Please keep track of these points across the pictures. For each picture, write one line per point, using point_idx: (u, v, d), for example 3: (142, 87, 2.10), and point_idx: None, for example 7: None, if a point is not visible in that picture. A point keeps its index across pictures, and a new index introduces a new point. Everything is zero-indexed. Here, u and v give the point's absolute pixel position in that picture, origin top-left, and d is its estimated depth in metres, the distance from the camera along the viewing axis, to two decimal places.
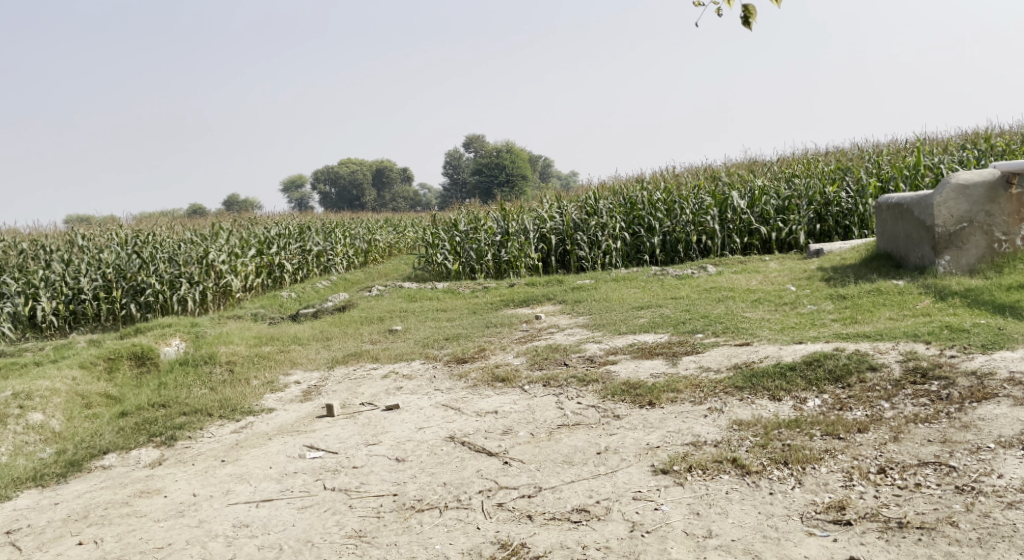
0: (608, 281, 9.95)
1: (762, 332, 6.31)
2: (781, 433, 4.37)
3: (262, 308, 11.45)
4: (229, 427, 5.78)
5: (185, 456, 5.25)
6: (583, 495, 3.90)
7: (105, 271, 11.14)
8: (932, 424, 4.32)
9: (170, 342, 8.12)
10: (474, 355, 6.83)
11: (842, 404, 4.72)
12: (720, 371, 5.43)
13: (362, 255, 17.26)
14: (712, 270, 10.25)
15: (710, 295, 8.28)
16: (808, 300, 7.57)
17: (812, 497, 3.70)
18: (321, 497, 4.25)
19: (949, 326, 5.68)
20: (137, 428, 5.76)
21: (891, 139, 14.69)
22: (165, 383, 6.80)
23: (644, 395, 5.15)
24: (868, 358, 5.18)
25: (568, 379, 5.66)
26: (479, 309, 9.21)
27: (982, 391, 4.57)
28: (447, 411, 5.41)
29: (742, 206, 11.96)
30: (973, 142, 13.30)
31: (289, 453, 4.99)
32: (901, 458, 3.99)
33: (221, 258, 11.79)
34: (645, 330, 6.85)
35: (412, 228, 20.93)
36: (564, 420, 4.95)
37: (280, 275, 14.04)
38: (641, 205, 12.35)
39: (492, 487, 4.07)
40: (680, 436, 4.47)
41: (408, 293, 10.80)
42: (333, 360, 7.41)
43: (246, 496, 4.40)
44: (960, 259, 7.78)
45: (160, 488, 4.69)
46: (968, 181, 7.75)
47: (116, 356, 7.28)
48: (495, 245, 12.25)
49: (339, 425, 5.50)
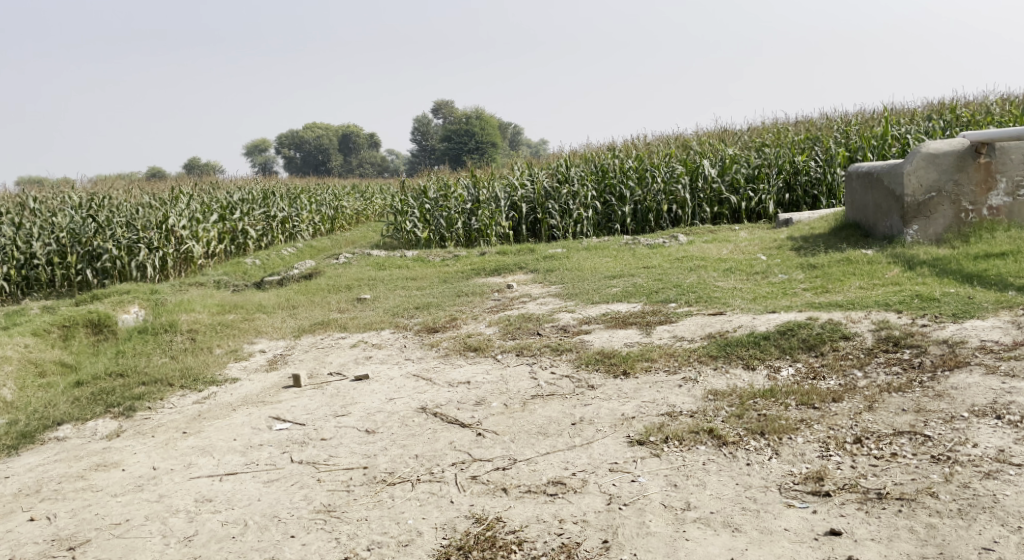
0: (580, 250, 9.86)
1: (735, 301, 6.27)
2: (757, 403, 4.33)
3: (226, 275, 11.20)
4: (191, 398, 5.62)
5: (144, 427, 5.09)
6: (559, 467, 3.83)
7: (59, 235, 10.81)
8: (906, 393, 4.30)
9: (129, 309, 7.89)
10: (445, 325, 6.72)
11: (815, 373, 4.70)
12: (694, 341, 5.38)
13: (329, 222, 16.98)
14: (683, 240, 10.21)
15: (682, 264, 8.24)
16: (779, 269, 7.55)
17: (789, 467, 3.66)
18: (289, 470, 4.13)
19: (919, 295, 5.68)
20: (93, 398, 5.57)
21: (860, 110, 14.72)
22: (123, 352, 6.60)
23: (618, 364, 5.09)
24: (841, 327, 5.16)
25: (542, 348, 5.58)
26: (450, 277, 9.09)
27: (954, 360, 4.57)
28: (418, 382, 5.31)
29: (713, 175, 11.92)
30: (939, 112, 13.35)
31: (254, 425, 4.85)
32: (876, 427, 3.96)
33: (181, 224, 11.49)
34: (618, 299, 6.78)
35: (380, 195, 20.65)
36: (537, 390, 4.87)
37: (245, 241, 13.75)
38: (613, 173, 12.26)
39: (465, 460, 3.99)
40: (656, 407, 4.41)
41: (376, 261, 10.63)
42: (299, 329, 7.25)
43: (209, 469, 4.26)
44: (927, 229, 7.81)
45: (117, 461, 4.53)
46: (937, 150, 7.74)
47: (71, 324, 7.07)
48: (465, 213, 12.10)
49: (307, 396, 5.37)
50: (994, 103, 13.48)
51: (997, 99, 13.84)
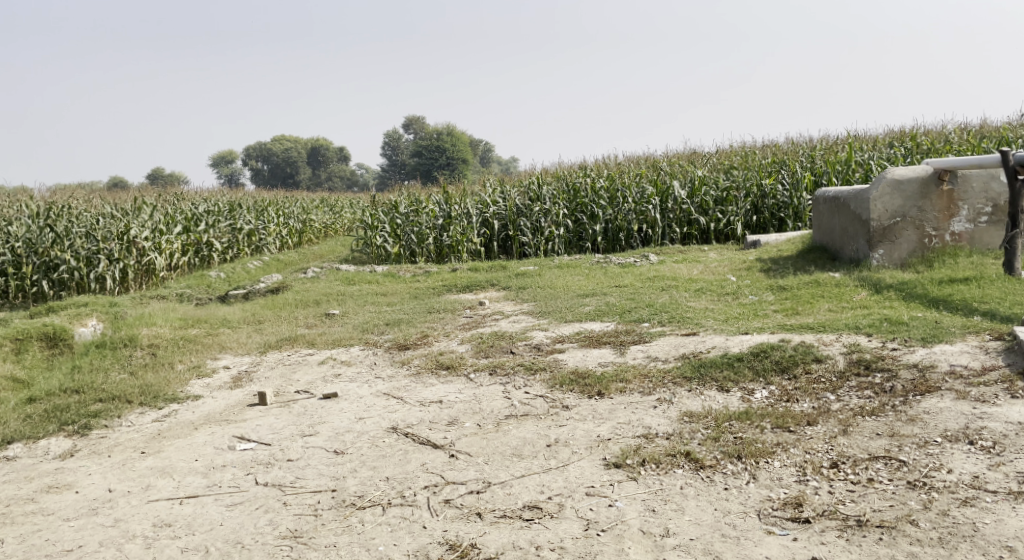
0: (552, 268, 9.82)
1: (708, 322, 6.25)
2: (733, 426, 4.29)
3: (189, 288, 10.97)
4: (150, 415, 5.45)
5: (100, 447, 4.91)
6: (534, 491, 3.74)
7: (14, 245, 10.54)
8: (879, 417, 4.29)
9: (87, 322, 7.67)
10: (416, 342, 6.61)
11: (789, 396, 4.68)
12: (668, 361, 5.34)
13: (297, 236, 16.77)
14: (654, 259, 10.22)
15: (653, 284, 8.23)
16: (749, 290, 7.58)
17: (767, 492, 3.63)
18: (253, 493, 4.00)
19: (889, 318, 5.71)
20: (47, 416, 5.38)
21: (825, 136, 14.93)
22: (79, 367, 6.40)
23: (593, 385, 5.03)
24: (813, 349, 5.15)
25: (515, 367, 5.51)
26: (421, 293, 8.99)
27: (925, 384, 4.58)
28: (388, 401, 5.19)
29: (683, 196, 11.98)
30: (901, 139, 13.61)
31: (217, 445, 4.71)
32: (851, 452, 3.94)
33: (143, 234, 11.24)
34: (591, 318, 6.75)
35: (349, 209, 20.48)
36: (511, 410, 4.78)
37: (209, 253, 13.51)
38: (584, 192, 12.28)
39: (438, 483, 3.89)
40: (631, 428, 4.36)
41: (346, 275, 10.48)
42: (265, 345, 7.10)
43: (169, 491, 4.11)
44: (892, 253, 7.88)
45: (71, 482, 4.36)
46: (902, 176, 7.84)
47: (26, 337, 6.86)
48: (436, 229, 12.00)
49: (273, 415, 5.23)
50: (953, 132, 13.78)
51: (956, 128, 14.14)
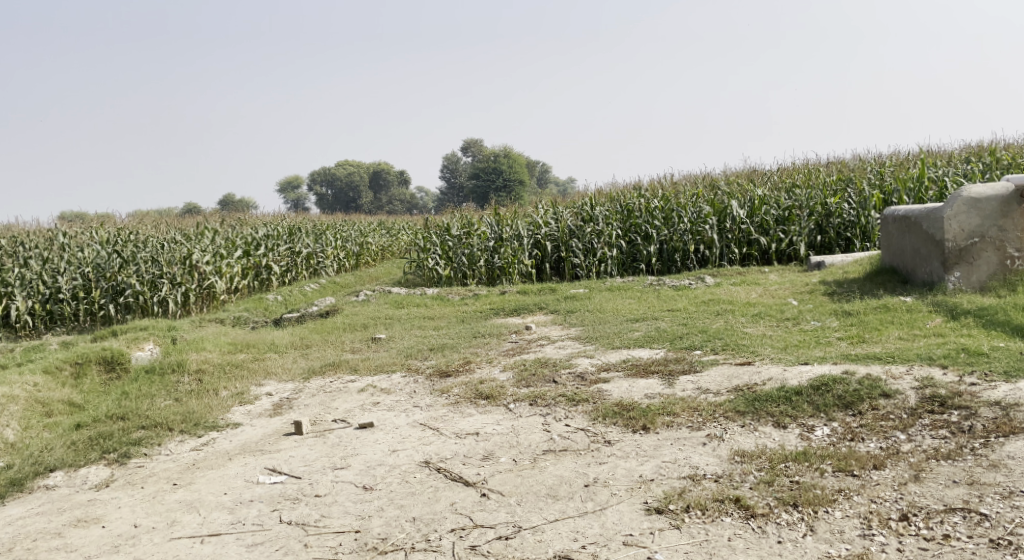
0: (603, 290, 9.55)
1: (765, 350, 5.88)
2: (789, 468, 3.95)
3: (246, 312, 11.02)
4: (189, 444, 5.34)
5: (135, 477, 4.81)
6: (567, 538, 3.51)
7: (84, 270, 10.72)
8: (956, 462, 3.89)
9: (143, 345, 7.67)
10: (458, 369, 6.40)
11: (853, 435, 4.31)
12: (720, 394, 5.00)
13: (354, 258, 16.80)
14: (711, 282, 9.85)
15: (708, 308, 7.88)
16: (811, 315, 7.17)
17: (825, 548, 3.32)
18: (275, 532, 3.84)
19: (966, 349, 5.26)
20: (90, 443, 5.31)
21: (895, 152, 14.31)
22: (129, 393, 6.36)
23: (638, 418, 4.73)
24: (880, 383, 4.75)
25: (557, 398, 5.23)
26: (468, 317, 8.79)
27: (1009, 425, 4.15)
28: (424, 432, 4.98)
29: (742, 216, 11.58)
30: (978, 155, 12.92)
31: (247, 478, 4.56)
32: (924, 502, 3.57)
33: (205, 259, 11.29)
34: (640, 344, 6.45)
35: (406, 231, 20.51)
36: (549, 445, 4.51)
37: (268, 276, 13.58)
38: (638, 212, 11.96)
39: (465, 526, 3.68)
40: (677, 468, 4.05)
41: (395, 299, 10.36)
42: (310, 370, 6.97)
43: (192, 528, 3.97)
44: (970, 276, 7.38)
45: (99, 516, 4.25)
46: (980, 195, 7.36)
47: (84, 361, 6.87)
48: (488, 251, 11.85)
49: (307, 445, 5.07)
50: None
51: None
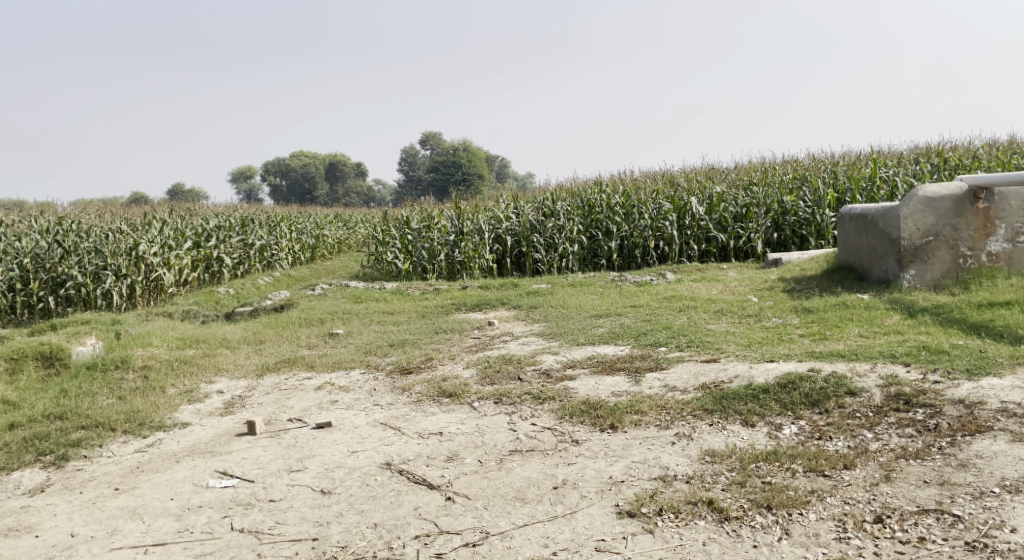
0: (564, 286, 9.46)
1: (730, 347, 5.82)
2: (760, 468, 3.87)
3: (196, 305, 10.66)
4: (133, 445, 5.08)
5: (73, 482, 4.54)
6: (538, 544, 3.39)
7: (22, 260, 10.28)
8: (925, 461, 3.85)
9: (85, 340, 7.33)
10: (419, 366, 6.23)
11: (821, 433, 4.25)
12: (687, 392, 4.92)
13: (309, 251, 16.43)
14: (671, 278, 9.80)
15: (671, 304, 7.81)
16: (773, 312, 7.15)
17: (802, 552, 3.24)
18: (225, 541, 3.64)
19: (927, 346, 5.26)
20: (24, 444, 5.02)
21: (849, 152, 14.47)
22: (69, 390, 6.05)
23: (605, 417, 4.62)
24: (846, 381, 4.70)
25: (522, 396, 5.10)
26: (428, 312, 8.61)
27: (974, 423, 4.13)
28: (385, 432, 4.81)
29: (701, 213, 11.57)
30: (928, 156, 13.14)
31: (196, 482, 4.34)
32: (897, 503, 3.52)
33: (152, 250, 10.89)
34: (604, 340, 6.35)
35: (362, 223, 20.19)
36: (515, 445, 4.38)
37: (219, 269, 13.19)
38: (599, 208, 11.89)
39: (429, 532, 3.52)
40: (647, 469, 3.95)
41: (353, 293, 10.12)
42: (263, 367, 6.72)
43: (135, 538, 3.74)
44: (925, 274, 7.43)
45: (32, 525, 3.99)
46: (934, 194, 7.40)
47: (21, 356, 6.52)
48: (448, 245, 11.65)
49: (261, 446, 4.85)
50: (980, 148, 13.33)
51: (984, 144, 13.65)
